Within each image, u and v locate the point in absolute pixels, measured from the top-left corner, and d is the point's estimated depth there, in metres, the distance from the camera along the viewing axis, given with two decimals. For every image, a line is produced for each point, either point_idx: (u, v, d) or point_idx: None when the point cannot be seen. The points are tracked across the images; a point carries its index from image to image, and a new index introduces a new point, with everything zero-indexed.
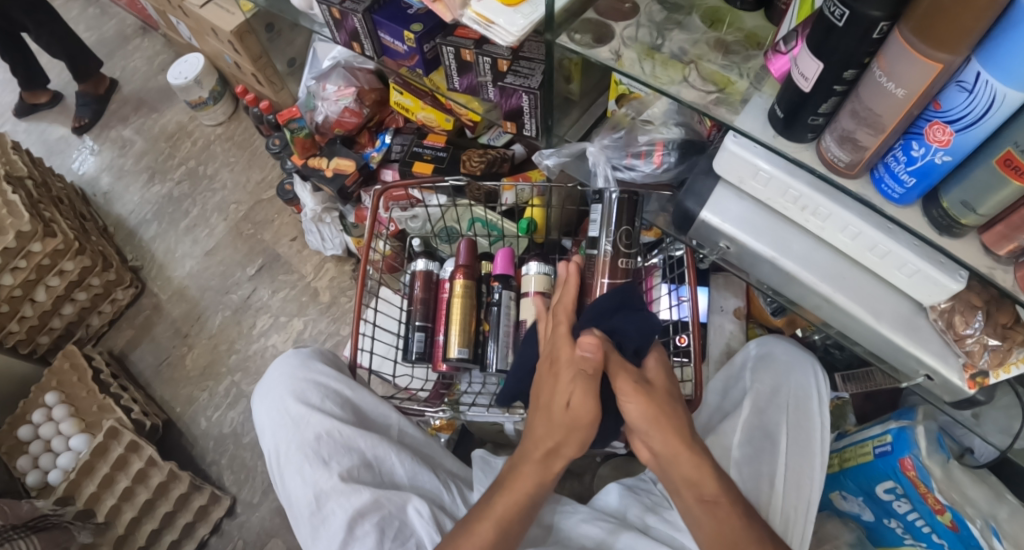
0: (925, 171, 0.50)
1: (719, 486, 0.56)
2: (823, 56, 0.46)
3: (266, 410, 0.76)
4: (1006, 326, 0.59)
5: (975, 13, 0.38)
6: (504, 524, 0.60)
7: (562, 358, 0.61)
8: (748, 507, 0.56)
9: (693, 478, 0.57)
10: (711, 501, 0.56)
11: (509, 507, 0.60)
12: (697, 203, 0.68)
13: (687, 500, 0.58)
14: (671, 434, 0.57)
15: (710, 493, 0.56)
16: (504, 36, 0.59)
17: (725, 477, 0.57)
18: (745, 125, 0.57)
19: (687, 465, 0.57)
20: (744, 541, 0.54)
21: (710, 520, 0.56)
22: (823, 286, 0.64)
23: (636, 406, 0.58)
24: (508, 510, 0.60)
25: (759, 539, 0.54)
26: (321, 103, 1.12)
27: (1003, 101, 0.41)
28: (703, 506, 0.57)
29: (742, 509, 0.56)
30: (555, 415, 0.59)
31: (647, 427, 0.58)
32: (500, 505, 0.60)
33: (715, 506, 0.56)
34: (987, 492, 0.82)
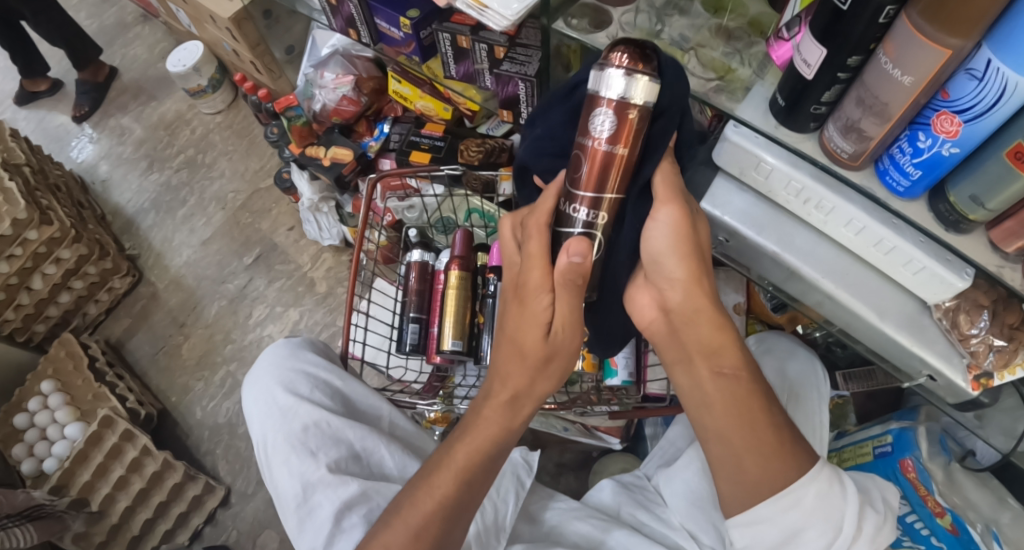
0: (931, 163, 0.48)
1: (740, 359, 0.56)
2: (828, 41, 0.44)
3: (255, 400, 0.75)
4: (1013, 326, 0.57)
5: None
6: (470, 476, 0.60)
7: (537, 321, 0.55)
8: (765, 386, 0.56)
9: (713, 346, 0.56)
10: (729, 373, 0.55)
11: (467, 465, 0.61)
12: (697, 194, 0.66)
13: (701, 373, 0.56)
14: (696, 292, 0.55)
15: (729, 365, 0.56)
16: (499, 20, 0.55)
17: (748, 353, 0.56)
18: (746, 114, 0.55)
19: (708, 330, 0.56)
20: (764, 420, 0.54)
21: (722, 390, 0.55)
22: (827, 282, 0.62)
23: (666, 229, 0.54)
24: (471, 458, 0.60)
25: (772, 418, 0.55)
26: (319, 91, 1.10)
27: (1014, 90, 0.40)
28: (717, 377, 0.56)
29: (762, 389, 0.55)
30: (529, 355, 0.57)
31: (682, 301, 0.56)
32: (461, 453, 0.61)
33: (735, 380, 0.55)
34: (989, 495, 0.80)
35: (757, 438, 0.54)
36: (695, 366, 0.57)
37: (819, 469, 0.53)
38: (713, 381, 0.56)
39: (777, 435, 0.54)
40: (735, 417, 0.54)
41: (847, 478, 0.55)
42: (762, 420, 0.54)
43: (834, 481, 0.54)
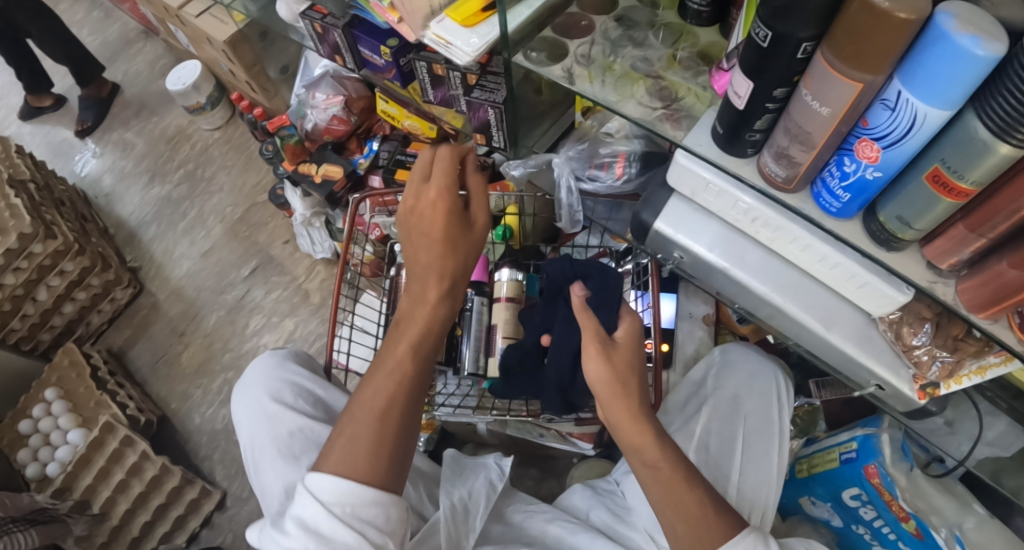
0: (859, 186, 0.52)
1: (660, 454, 0.60)
2: (754, 75, 0.49)
3: (245, 407, 0.79)
4: (958, 338, 0.60)
5: (889, 35, 0.40)
6: (385, 419, 0.61)
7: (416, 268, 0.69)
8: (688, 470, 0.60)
9: (636, 444, 0.61)
10: (652, 465, 0.60)
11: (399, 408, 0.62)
12: (653, 213, 0.69)
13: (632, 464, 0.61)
14: (619, 400, 0.61)
15: (651, 459, 0.60)
16: (461, 56, 0.59)
17: (667, 447, 0.60)
18: (692, 141, 0.59)
19: (629, 430, 0.61)
20: (688, 500, 0.58)
21: (656, 482, 0.59)
22: (776, 295, 0.66)
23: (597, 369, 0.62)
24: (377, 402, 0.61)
25: (697, 496, 0.59)
26: (311, 111, 1.15)
27: (924, 120, 0.43)
28: (646, 469, 0.60)
29: (684, 473, 0.60)
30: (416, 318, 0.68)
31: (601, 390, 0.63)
32: (367, 401, 0.62)
33: (657, 470, 0.60)
34: (953, 501, 0.84)
35: (693, 526, 0.57)
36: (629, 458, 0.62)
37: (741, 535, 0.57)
38: (640, 469, 0.61)
39: (700, 503, 0.58)
40: (666, 505, 0.59)
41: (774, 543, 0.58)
42: (685, 499, 0.58)
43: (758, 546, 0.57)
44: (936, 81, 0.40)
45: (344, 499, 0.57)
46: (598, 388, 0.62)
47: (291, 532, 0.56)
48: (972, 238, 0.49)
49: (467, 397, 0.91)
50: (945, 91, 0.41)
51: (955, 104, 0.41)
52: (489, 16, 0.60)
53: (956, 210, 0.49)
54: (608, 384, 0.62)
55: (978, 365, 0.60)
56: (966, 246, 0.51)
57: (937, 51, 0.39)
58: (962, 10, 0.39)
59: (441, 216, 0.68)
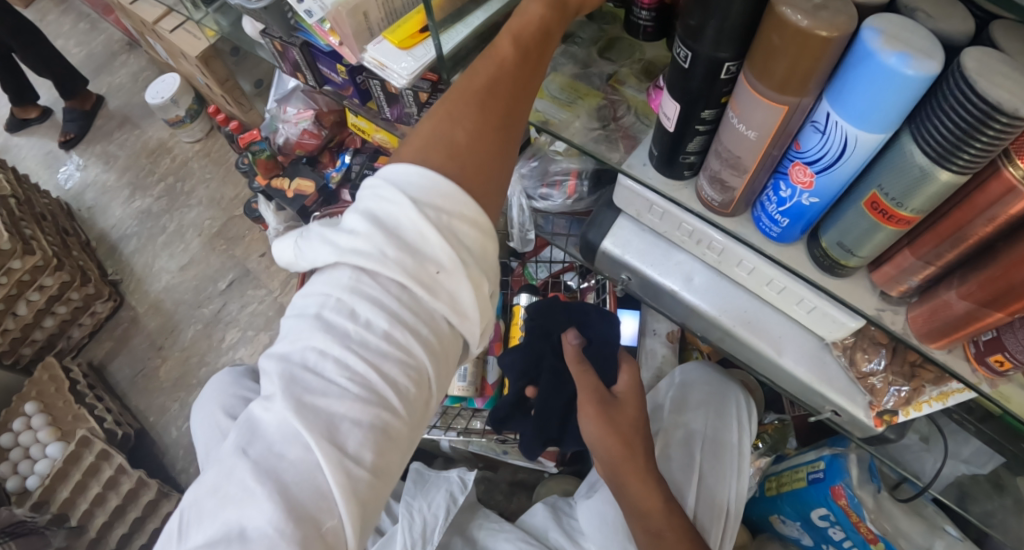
0: (796, 212, 0.51)
1: (664, 521, 0.60)
2: (681, 97, 0.48)
3: (201, 423, 0.79)
4: (916, 363, 0.58)
5: (810, 55, 0.39)
6: (487, 104, 0.46)
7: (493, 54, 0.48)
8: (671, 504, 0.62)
9: (642, 511, 0.60)
10: (655, 533, 0.60)
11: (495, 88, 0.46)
12: (599, 234, 0.68)
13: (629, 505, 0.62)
14: (622, 463, 0.61)
15: (639, 498, 0.61)
16: (397, 79, 0.58)
17: (673, 514, 0.61)
18: (630, 166, 0.58)
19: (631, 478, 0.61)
20: None
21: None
22: (726, 318, 0.65)
23: (594, 428, 0.62)
24: (466, 141, 0.45)
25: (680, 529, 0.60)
26: (282, 126, 1.15)
27: (855, 144, 0.42)
28: (648, 536, 0.60)
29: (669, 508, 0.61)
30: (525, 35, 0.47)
31: (603, 451, 0.62)
32: (448, 133, 0.45)
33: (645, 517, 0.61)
34: (921, 525, 0.83)
35: None
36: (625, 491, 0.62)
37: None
38: (642, 535, 0.60)
39: None
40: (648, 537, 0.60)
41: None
42: None
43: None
44: (864, 102, 0.39)
45: (440, 204, 0.42)
46: (601, 452, 0.62)
47: (361, 228, 0.41)
48: (918, 265, 0.48)
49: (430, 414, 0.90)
50: (873, 114, 0.40)
51: (886, 128, 0.40)
52: (426, 38, 0.59)
53: (899, 237, 0.47)
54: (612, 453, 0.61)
55: (938, 393, 0.58)
56: (913, 273, 0.49)
57: (864, 69, 0.38)
58: (889, 25, 0.37)
59: (542, 36, 0.48)
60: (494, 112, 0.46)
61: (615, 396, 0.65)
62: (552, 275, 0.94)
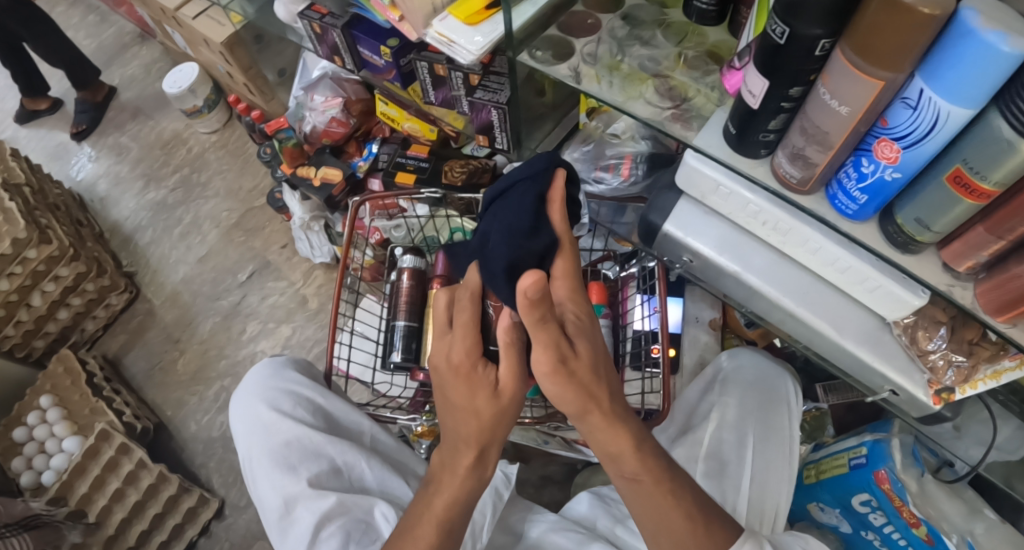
0: (876, 188, 0.50)
1: (638, 466, 0.55)
2: (770, 74, 0.47)
3: (242, 416, 0.77)
4: (973, 342, 0.59)
5: (910, 33, 0.38)
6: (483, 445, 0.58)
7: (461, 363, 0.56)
8: (672, 481, 0.56)
9: (613, 453, 0.56)
10: (631, 478, 0.57)
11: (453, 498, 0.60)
12: (660, 216, 0.69)
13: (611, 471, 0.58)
14: (590, 411, 0.54)
15: (629, 470, 0.56)
16: (464, 54, 0.59)
17: (647, 459, 0.56)
18: (702, 141, 0.57)
19: (606, 438, 0.55)
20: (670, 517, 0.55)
21: (633, 496, 0.56)
22: (787, 299, 0.65)
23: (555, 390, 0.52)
24: (448, 512, 0.60)
25: (682, 508, 0.55)
26: (310, 113, 1.14)
27: (947, 119, 0.41)
28: (624, 481, 0.57)
29: (667, 486, 0.56)
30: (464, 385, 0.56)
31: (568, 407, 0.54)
32: (449, 486, 0.60)
33: (637, 482, 0.56)
34: (961, 506, 0.82)
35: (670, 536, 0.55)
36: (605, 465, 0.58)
37: (739, 547, 0.55)
38: (619, 481, 0.58)
39: (686, 517, 0.55)
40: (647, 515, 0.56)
41: (768, 545, 0.56)
42: (666, 515, 0.55)
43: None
44: (962, 77, 0.38)
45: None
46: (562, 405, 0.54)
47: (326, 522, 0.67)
48: (992, 241, 0.47)
49: None
50: (969, 91, 0.39)
51: (980, 101, 0.40)
52: (493, 15, 0.59)
53: (975, 212, 0.47)
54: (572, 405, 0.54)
55: (992, 370, 0.58)
56: (983, 248, 0.49)
57: (963, 47, 0.37)
58: (985, 6, 0.37)
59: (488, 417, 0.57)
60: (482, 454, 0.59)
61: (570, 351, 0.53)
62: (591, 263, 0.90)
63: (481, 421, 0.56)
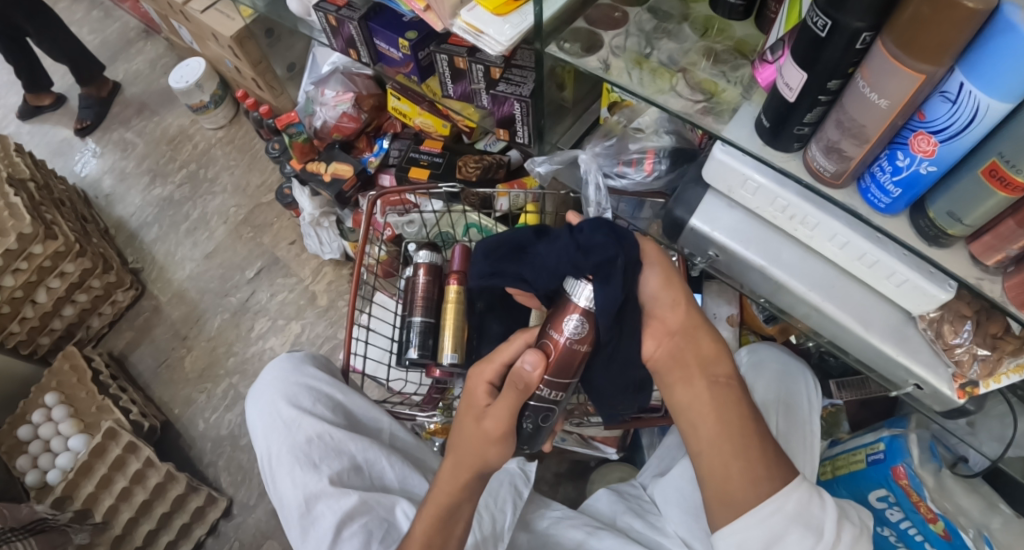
0: (910, 181, 0.49)
1: (731, 368, 0.60)
2: (808, 67, 0.46)
3: (260, 413, 0.77)
4: (996, 336, 0.58)
5: (956, 25, 0.37)
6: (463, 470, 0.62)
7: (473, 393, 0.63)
8: (751, 403, 0.59)
9: (705, 358, 0.61)
10: (722, 382, 0.59)
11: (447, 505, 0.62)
12: (686, 211, 0.69)
13: (697, 385, 0.59)
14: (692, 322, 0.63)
15: (720, 376, 0.60)
16: (493, 45, 0.59)
17: (734, 371, 0.61)
18: (733, 134, 0.57)
19: (702, 350, 0.61)
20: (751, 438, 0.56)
21: (717, 402, 0.58)
22: (812, 294, 0.65)
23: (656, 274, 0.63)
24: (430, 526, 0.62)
25: (755, 425, 0.57)
26: (320, 108, 1.13)
27: (986, 113, 0.40)
28: (713, 385, 0.59)
29: (748, 398, 0.59)
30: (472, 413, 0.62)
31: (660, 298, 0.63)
32: (440, 497, 0.63)
33: (724, 389, 0.59)
34: (980, 501, 0.83)
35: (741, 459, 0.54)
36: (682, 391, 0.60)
37: (794, 486, 0.53)
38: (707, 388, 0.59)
39: (761, 439, 0.56)
40: (724, 434, 0.56)
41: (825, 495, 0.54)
42: (744, 440, 0.55)
43: (812, 496, 0.53)
44: (1006, 69, 0.37)
45: None
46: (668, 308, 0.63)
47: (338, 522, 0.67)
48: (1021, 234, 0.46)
49: None
50: (1013, 83, 0.38)
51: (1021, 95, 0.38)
52: (522, 5, 0.60)
53: (1007, 206, 0.46)
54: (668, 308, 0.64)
55: (1016, 364, 0.57)
56: (1014, 241, 0.48)
57: (1008, 39, 0.36)
58: None
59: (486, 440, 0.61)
60: (469, 479, 0.62)
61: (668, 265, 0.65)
62: None
63: (474, 452, 0.61)
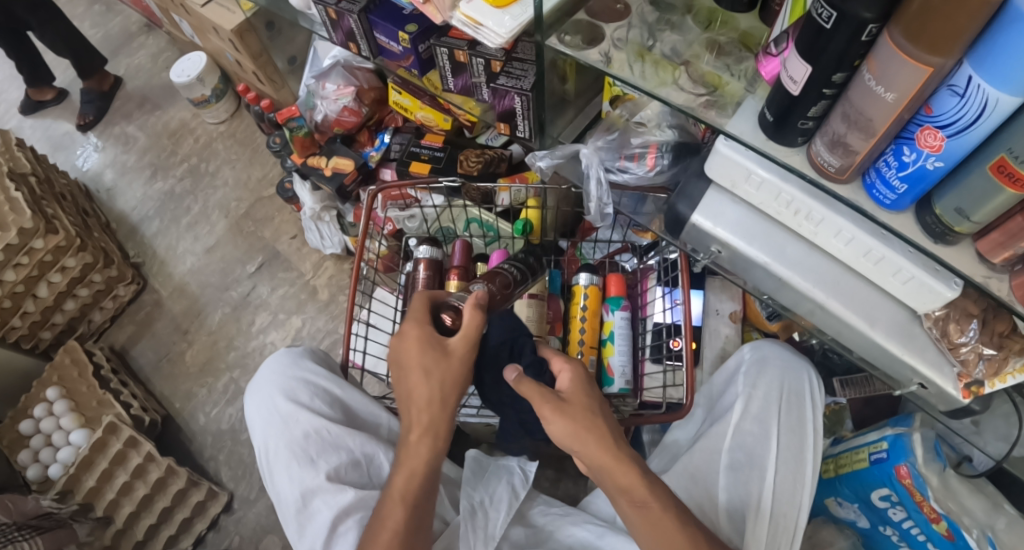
0: (917, 176, 0.48)
1: (648, 492, 0.57)
2: (812, 59, 0.45)
3: (257, 407, 0.77)
4: (1003, 334, 0.57)
5: (968, 14, 0.36)
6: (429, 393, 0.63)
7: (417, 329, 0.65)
8: (682, 509, 0.57)
9: (623, 484, 0.57)
10: (641, 504, 0.57)
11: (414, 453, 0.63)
12: (688, 206, 0.69)
13: (620, 504, 0.58)
14: (587, 444, 0.57)
15: (639, 497, 0.57)
16: (493, 37, 0.59)
17: (655, 485, 0.57)
18: (736, 128, 0.56)
19: (617, 472, 0.57)
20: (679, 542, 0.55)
21: (647, 524, 0.56)
22: (818, 292, 0.64)
23: (558, 425, 0.58)
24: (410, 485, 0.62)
25: (691, 539, 0.55)
26: (321, 102, 1.12)
27: (995, 107, 0.39)
28: (636, 509, 0.57)
29: (676, 511, 0.57)
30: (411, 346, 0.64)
31: (570, 440, 0.58)
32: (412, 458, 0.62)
33: (647, 509, 0.56)
34: (984, 501, 0.82)
35: None
36: (615, 500, 0.58)
37: None
38: (631, 510, 0.57)
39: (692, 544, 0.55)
40: (657, 545, 0.56)
41: None
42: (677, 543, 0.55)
43: None
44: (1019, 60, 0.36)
45: None
46: (572, 440, 0.58)
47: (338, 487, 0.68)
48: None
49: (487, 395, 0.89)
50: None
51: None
52: None
53: (1017, 202, 0.45)
54: (572, 437, 0.58)
55: (1021, 364, 0.56)
56: (1022, 239, 0.47)
57: (1019, 31, 0.35)
58: None
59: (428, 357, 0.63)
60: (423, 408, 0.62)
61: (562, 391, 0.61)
62: (609, 255, 0.94)
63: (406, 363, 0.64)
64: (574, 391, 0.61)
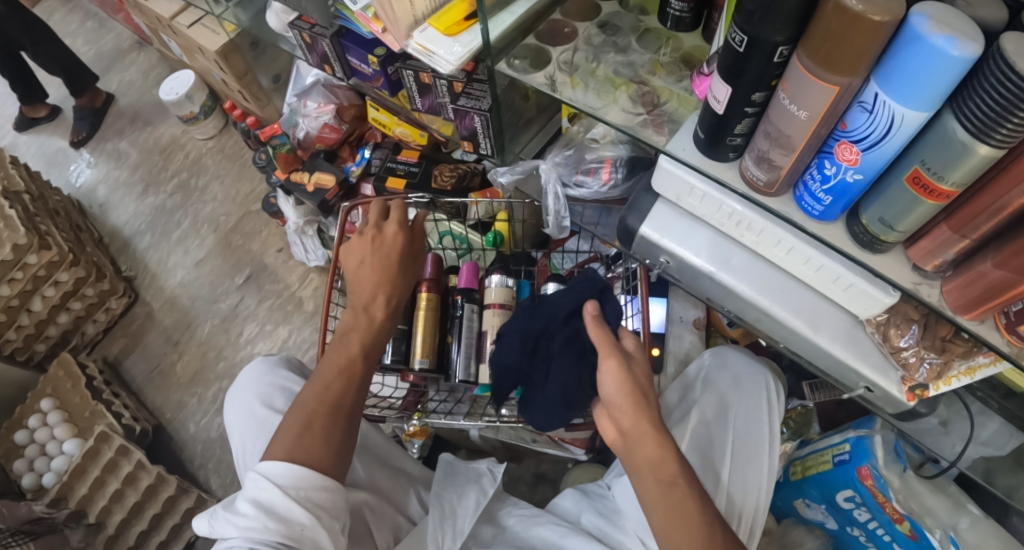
0: (840, 189, 0.51)
1: (677, 466, 0.56)
2: (731, 81, 0.48)
3: (235, 414, 0.80)
4: (946, 338, 0.60)
5: (862, 38, 0.39)
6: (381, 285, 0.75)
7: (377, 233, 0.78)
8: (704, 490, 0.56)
9: (653, 458, 0.57)
10: (668, 481, 0.55)
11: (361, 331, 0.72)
12: (638, 219, 0.72)
13: (644, 480, 0.57)
14: (637, 409, 0.59)
15: (668, 473, 0.56)
16: (444, 64, 0.62)
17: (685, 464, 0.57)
18: (673, 147, 0.59)
19: (651, 445, 0.57)
20: (697, 520, 0.53)
21: (664, 498, 0.55)
22: (761, 299, 0.67)
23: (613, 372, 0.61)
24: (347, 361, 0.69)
25: (703, 517, 0.53)
26: (302, 119, 1.17)
27: (901, 122, 0.42)
28: (660, 486, 0.56)
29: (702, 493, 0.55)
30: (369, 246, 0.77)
31: (615, 396, 0.60)
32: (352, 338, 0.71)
33: (674, 487, 0.55)
34: (946, 501, 0.84)
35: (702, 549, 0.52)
36: (640, 475, 0.57)
37: None
38: (653, 485, 0.56)
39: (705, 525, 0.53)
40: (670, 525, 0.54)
41: None
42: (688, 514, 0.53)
43: None
44: (914, 78, 0.39)
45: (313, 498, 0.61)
46: (618, 397, 0.60)
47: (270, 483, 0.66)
48: (956, 239, 0.47)
49: (458, 403, 0.92)
50: (922, 92, 0.39)
51: (933, 104, 0.40)
52: (472, 26, 0.63)
53: (938, 211, 0.47)
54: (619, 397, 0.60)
55: (967, 366, 0.60)
56: (949, 247, 0.49)
57: (910, 53, 0.38)
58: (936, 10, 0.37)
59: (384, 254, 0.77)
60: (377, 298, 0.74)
61: (626, 350, 0.64)
62: (578, 265, 0.96)
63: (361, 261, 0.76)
64: (639, 357, 0.64)
